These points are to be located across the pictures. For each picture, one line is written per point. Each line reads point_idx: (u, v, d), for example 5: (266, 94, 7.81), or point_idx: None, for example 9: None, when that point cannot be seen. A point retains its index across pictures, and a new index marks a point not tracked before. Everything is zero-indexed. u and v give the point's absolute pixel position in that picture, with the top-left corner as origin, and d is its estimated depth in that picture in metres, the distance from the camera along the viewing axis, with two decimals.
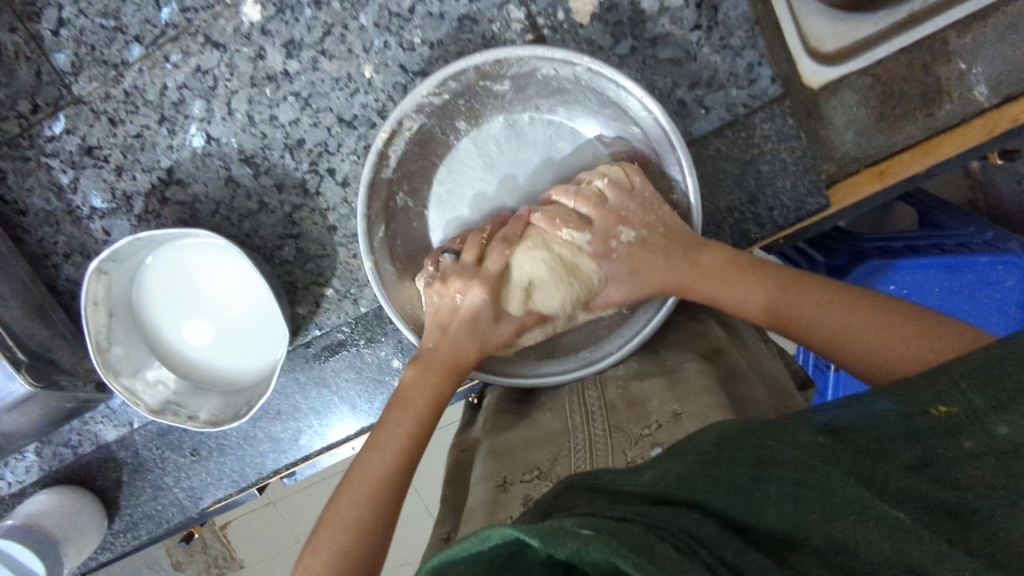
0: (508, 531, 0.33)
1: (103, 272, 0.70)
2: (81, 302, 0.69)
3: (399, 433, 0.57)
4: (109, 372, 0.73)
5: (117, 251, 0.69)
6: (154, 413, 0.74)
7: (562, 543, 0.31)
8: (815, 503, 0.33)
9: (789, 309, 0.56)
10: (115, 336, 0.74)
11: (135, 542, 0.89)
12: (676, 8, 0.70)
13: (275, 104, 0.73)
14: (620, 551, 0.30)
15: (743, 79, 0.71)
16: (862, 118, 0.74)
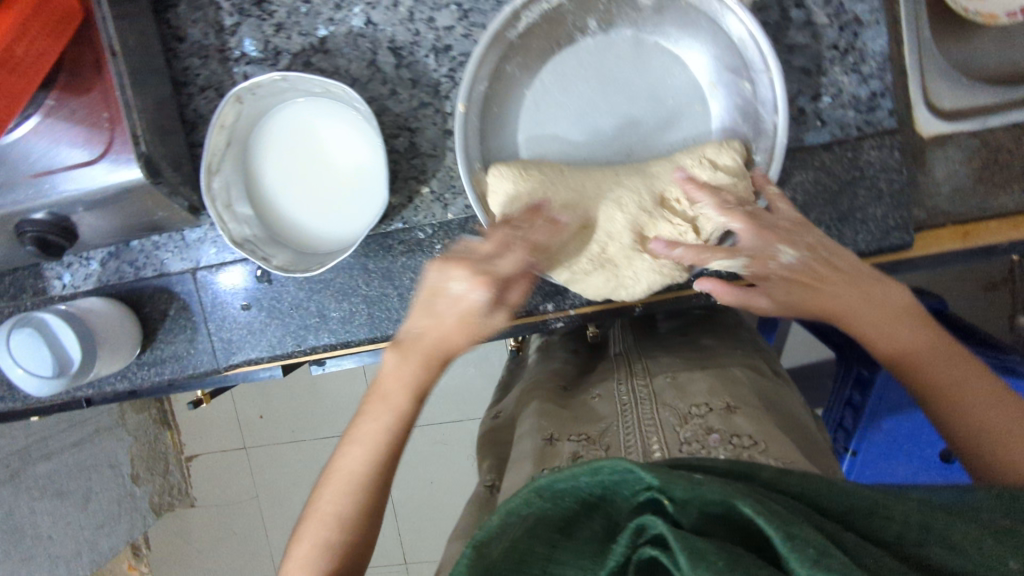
0: (622, 465, 0.41)
1: (240, 100, 0.76)
2: (213, 118, 0.74)
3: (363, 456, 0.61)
4: (209, 192, 0.77)
5: (261, 84, 0.75)
6: (236, 242, 0.77)
7: (679, 482, 0.39)
8: (869, 512, 0.40)
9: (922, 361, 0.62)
10: (225, 165, 0.79)
11: (155, 379, 0.91)
12: (820, 26, 0.76)
13: (437, 9, 0.79)
14: (736, 495, 0.37)
15: (863, 105, 0.76)
16: (962, 177, 0.78)
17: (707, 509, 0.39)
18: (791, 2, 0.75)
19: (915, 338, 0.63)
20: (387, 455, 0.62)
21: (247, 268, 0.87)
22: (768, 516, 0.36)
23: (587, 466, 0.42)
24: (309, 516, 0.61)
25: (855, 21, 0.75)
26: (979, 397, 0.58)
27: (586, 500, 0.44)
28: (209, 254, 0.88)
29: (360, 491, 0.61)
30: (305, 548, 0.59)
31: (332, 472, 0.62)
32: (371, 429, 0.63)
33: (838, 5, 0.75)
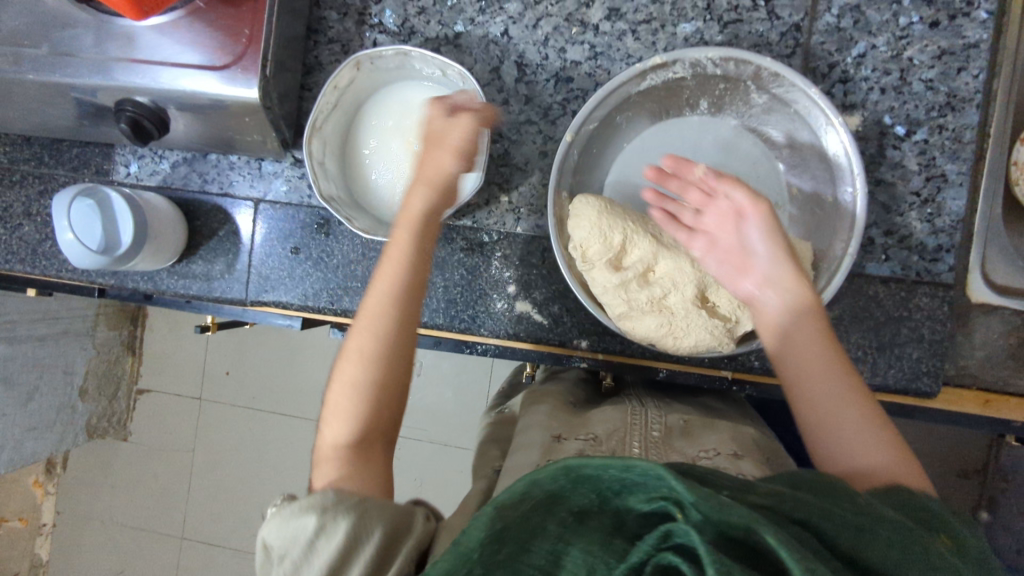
0: (654, 469, 0.42)
1: (358, 65, 0.77)
2: (329, 76, 0.75)
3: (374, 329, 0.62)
4: (311, 144, 0.78)
5: (381, 54, 0.77)
6: (326, 199, 0.78)
7: (704, 497, 0.40)
8: (852, 527, 0.42)
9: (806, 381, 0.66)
10: (326, 124, 0.80)
11: (180, 291, 0.90)
12: (909, 172, 0.81)
13: (571, 42, 0.84)
14: (756, 519, 0.39)
15: (927, 253, 0.80)
16: (997, 348, 0.82)
17: (729, 530, 0.40)
18: (890, 143, 0.81)
19: (800, 346, 0.68)
20: (405, 275, 0.64)
21: (308, 216, 0.88)
22: (789, 547, 0.37)
23: (620, 459, 0.43)
24: (342, 357, 0.63)
25: (941, 177, 0.80)
26: (856, 428, 0.62)
27: (602, 492, 0.47)
28: (279, 190, 0.89)
29: (382, 317, 0.62)
30: (329, 414, 0.61)
31: (364, 306, 0.64)
32: (390, 249, 0.65)
33: (930, 158, 0.80)
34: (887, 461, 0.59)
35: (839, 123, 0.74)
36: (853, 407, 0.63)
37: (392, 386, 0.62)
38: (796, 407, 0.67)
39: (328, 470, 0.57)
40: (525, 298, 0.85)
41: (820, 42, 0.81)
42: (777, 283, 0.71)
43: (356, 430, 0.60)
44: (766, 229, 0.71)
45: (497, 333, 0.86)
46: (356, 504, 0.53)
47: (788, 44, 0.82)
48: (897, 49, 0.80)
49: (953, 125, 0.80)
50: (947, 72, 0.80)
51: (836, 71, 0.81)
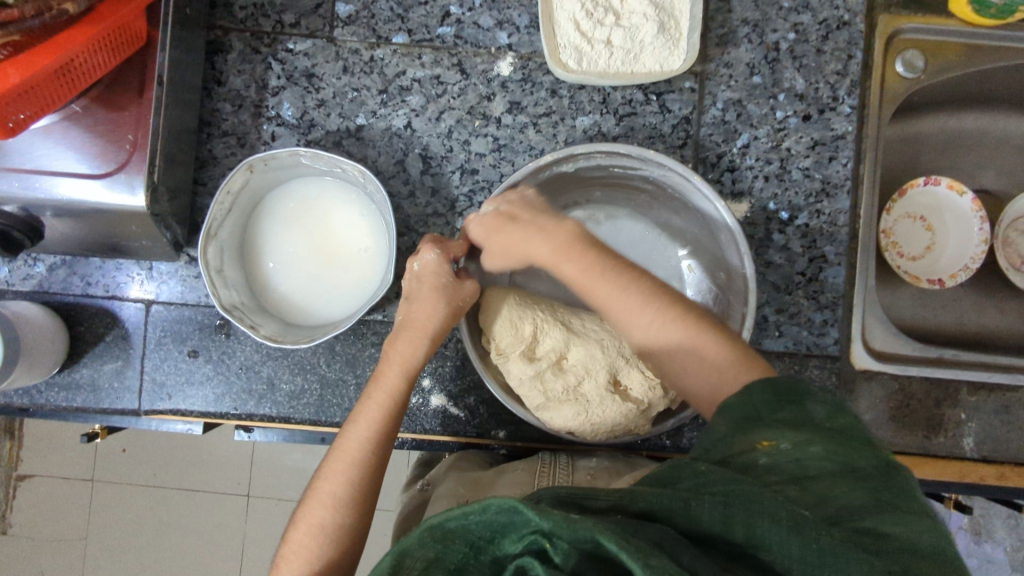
0: (507, 502, 0.44)
1: (252, 167, 0.75)
2: (223, 183, 0.73)
3: (354, 438, 0.66)
4: (206, 254, 0.75)
5: (276, 156, 0.75)
6: (226, 310, 0.74)
7: (548, 514, 0.42)
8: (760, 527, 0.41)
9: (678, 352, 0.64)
10: (223, 230, 0.78)
11: (62, 404, 0.83)
12: (794, 253, 0.87)
13: (475, 134, 0.85)
14: (605, 531, 0.40)
15: (814, 328, 0.87)
16: (880, 411, 0.89)
17: (588, 548, 0.42)
18: (776, 227, 0.87)
19: (647, 329, 0.65)
20: (388, 417, 0.68)
21: (207, 317, 0.83)
22: (628, 548, 0.39)
23: (476, 505, 0.46)
24: (310, 499, 0.63)
25: (822, 257, 0.87)
26: (680, 355, 0.64)
27: (471, 539, 0.48)
28: (174, 290, 0.84)
29: (360, 467, 0.64)
30: (288, 554, 0.61)
31: (336, 450, 0.66)
32: (371, 409, 0.68)
33: (812, 240, 0.87)
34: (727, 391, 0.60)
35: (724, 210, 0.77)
36: (671, 326, 0.64)
37: (364, 526, 0.64)
38: (651, 352, 0.67)
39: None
40: (440, 391, 0.85)
41: (708, 133, 0.87)
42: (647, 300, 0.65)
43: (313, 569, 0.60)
44: (580, 266, 0.68)
45: (412, 428, 0.85)
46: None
47: (679, 135, 0.87)
48: (776, 140, 0.87)
49: (829, 209, 0.87)
50: (820, 160, 0.87)
51: (725, 159, 0.86)
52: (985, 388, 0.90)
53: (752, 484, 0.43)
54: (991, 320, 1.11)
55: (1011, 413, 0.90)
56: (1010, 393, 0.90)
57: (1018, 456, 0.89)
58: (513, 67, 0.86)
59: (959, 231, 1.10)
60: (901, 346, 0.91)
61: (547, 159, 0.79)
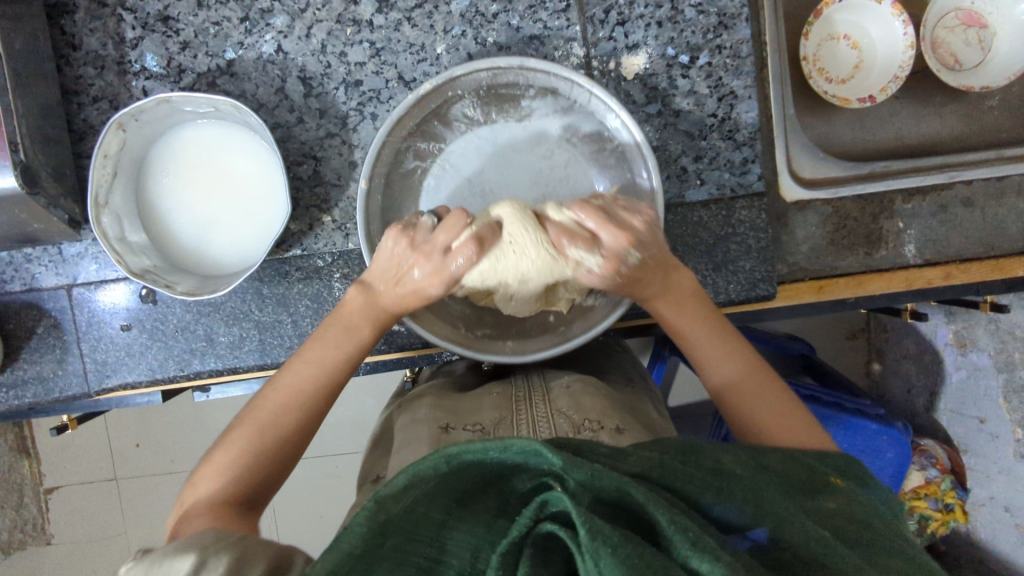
0: (530, 445, 0.43)
1: (123, 126, 0.73)
2: (95, 148, 0.71)
3: (308, 363, 0.69)
4: (97, 223, 0.73)
5: (144, 108, 0.72)
6: (134, 274, 0.73)
7: (581, 467, 0.41)
8: (772, 513, 0.45)
9: (728, 391, 0.69)
10: (112, 196, 0.76)
11: (12, 403, 0.82)
12: (701, 95, 0.84)
13: (349, 44, 0.81)
14: (629, 482, 0.41)
15: (736, 168, 0.84)
16: (817, 237, 0.88)
17: (602, 493, 0.43)
18: (677, 72, 0.83)
19: (746, 392, 0.68)
20: (338, 364, 0.70)
21: (130, 288, 0.83)
22: (655, 502, 0.40)
23: (497, 440, 0.44)
24: (258, 407, 0.66)
25: (732, 93, 0.84)
26: (782, 423, 0.65)
27: (483, 475, 0.46)
28: (90, 270, 0.83)
29: (304, 403, 0.67)
30: (223, 452, 0.63)
31: (288, 372, 0.68)
32: (320, 350, 0.70)
33: (717, 78, 0.83)
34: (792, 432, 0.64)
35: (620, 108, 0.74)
36: (775, 400, 0.67)
37: (295, 450, 0.66)
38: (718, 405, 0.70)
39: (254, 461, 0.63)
40: None
41: None
42: (714, 356, 0.71)
43: (224, 488, 0.60)
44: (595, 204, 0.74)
45: None
46: (234, 540, 0.50)
47: None
48: None
49: (730, 42, 0.83)
50: None
51: (613, 14, 0.82)
52: (919, 192, 0.88)
53: (757, 483, 0.47)
54: (930, 128, 1.08)
55: (948, 212, 0.88)
56: (946, 192, 0.89)
57: (961, 253, 0.89)
58: None
59: (887, 43, 1.06)
60: (830, 170, 0.90)
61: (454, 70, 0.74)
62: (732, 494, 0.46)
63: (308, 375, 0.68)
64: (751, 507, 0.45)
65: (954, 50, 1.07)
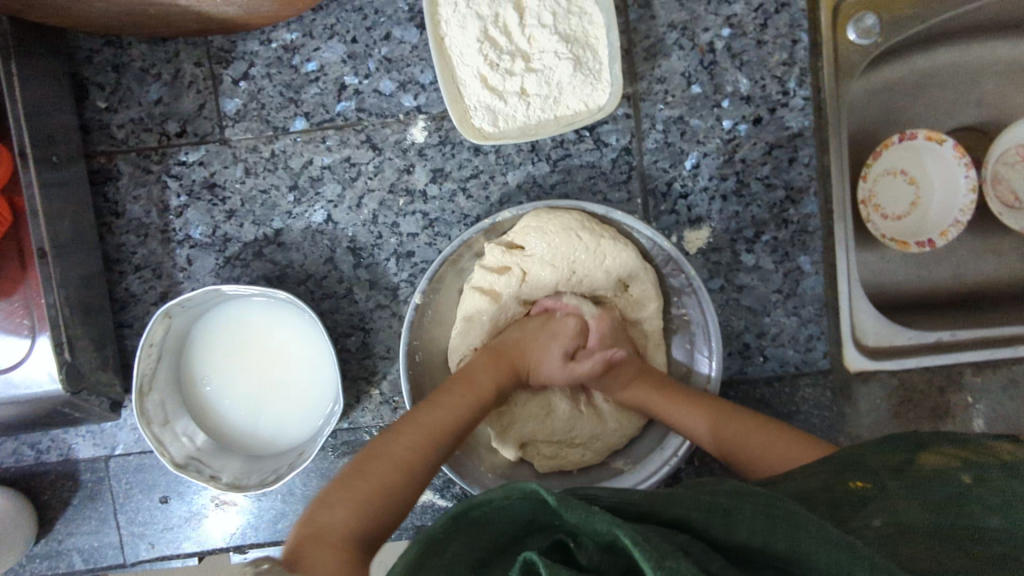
0: (527, 488, 0.44)
1: (170, 315, 0.70)
2: (141, 343, 0.68)
3: (390, 467, 0.57)
4: (142, 416, 0.70)
5: (192, 298, 0.70)
6: (179, 468, 0.70)
7: (573, 508, 0.40)
8: (786, 536, 0.39)
9: (723, 442, 0.65)
10: (157, 381, 0.73)
11: (49, 572, 0.81)
12: (767, 270, 0.80)
13: (402, 214, 0.78)
14: (620, 524, 0.38)
15: (800, 345, 0.81)
16: (882, 409, 0.84)
17: (602, 538, 0.41)
18: (742, 247, 0.79)
19: (730, 435, 0.64)
20: (428, 450, 0.60)
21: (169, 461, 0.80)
22: (641, 543, 0.36)
23: (501, 488, 0.45)
24: (346, 481, 0.56)
25: (798, 269, 0.80)
26: (780, 457, 0.61)
27: (499, 538, 0.47)
28: (128, 441, 0.80)
29: (402, 475, 0.57)
30: (297, 554, 0.50)
31: (381, 450, 0.58)
32: (402, 443, 0.59)
33: (783, 253, 0.79)
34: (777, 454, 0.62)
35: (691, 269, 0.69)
36: (771, 433, 0.63)
37: (413, 486, 0.58)
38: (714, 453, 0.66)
39: (327, 561, 0.49)
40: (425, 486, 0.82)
41: (652, 161, 0.78)
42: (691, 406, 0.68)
43: (360, 519, 0.53)
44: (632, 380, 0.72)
45: (405, 527, 0.83)
46: None
47: (622, 169, 0.78)
48: (728, 153, 0.78)
49: (797, 217, 0.79)
50: (779, 165, 0.79)
51: (675, 185, 0.79)
52: (988, 366, 0.85)
53: (772, 505, 0.41)
54: None
55: (1019, 386, 0.85)
56: (1016, 366, 0.85)
57: None
58: (427, 131, 0.77)
59: (946, 184, 1.00)
60: (897, 338, 0.85)
61: (505, 216, 0.72)
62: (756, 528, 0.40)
63: (406, 450, 0.59)
64: (764, 534, 0.40)
65: (1015, 187, 0.99)
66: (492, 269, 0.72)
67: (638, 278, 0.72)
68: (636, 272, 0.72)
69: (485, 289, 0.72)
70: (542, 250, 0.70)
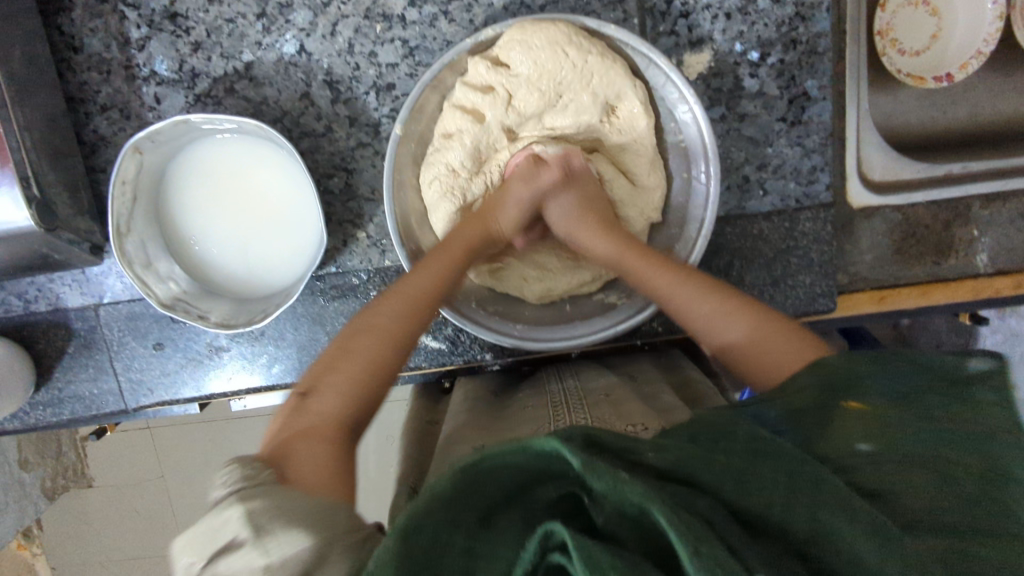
0: (549, 444, 0.35)
1: (139, 149, 0.67)
2: (111, 177, 0.65)
3: (358, 358, 0.56)
4: (123, 256, 0.69)
5: (160, 128, 0.66)
6: (165, 307, 0.70)
7: (600, 476, 0.34)
8: (801, 501, 0.33)
9: (739, 334, 0.57)
10: (134, 222, 0.71)
11: (52, 419, 0.82)
12: (770, 96, 0.75)
13: (380, 42, 0.73)
14: (652, 496, 0.32)
15: (803, 177, 0.77)
16: (883, 245, 0.82)
17: (623, 507, 0.34)
18: (745, 71, 0.74)
19: (744, 320, 0.58)
20: (398, 332, 0.59)
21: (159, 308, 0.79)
22: (678, 528, 0.31)
23: (521, 443, 0.36)
24: (317, 388, 0.55)
25: (804, 94, 0.75)
26: (788, 354, 0.54)
27: (502, 490, 0.38)
28: (117, 288, 0.80)
29: (371, 368, 0.56)
30: (278, 458, 0.49)
31: (348, 349, 0.57)
32: (367, 342, 0.57)
33: (789, 76, 0.74)
34: (792, 346, 0.55)
35: (693, 94, 0.65)
36: (775, 322, 0.57)
37: (386, 375, 0.57)
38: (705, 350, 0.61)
39: (313, 456, 0.50)
40: None
41: None
42: (700, 295, 0.60)
43: (338, 413, 0.53)
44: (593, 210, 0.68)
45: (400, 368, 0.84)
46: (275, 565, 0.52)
47: None
48: None
49: (805, 35, 0.73)
50: None
51: (675, 4, 0.73)
52: (998, 198, 0.82)
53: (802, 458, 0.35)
54: None
55: None
56: None
57: None
58: None
59: (971, 15, 0.93)
60: (903, 171, 0.82)
61: (488, 33, 0.65)
62: (770, 481, 0.34)
63: (374, 349, 0.57)
64: (782, 492, 0.34)
65: None
66: (475, 89, 0.67)
67: (627, 96, 0.67)
68: (623, 90, 0.67)
69: (467, 110, 0.68)
70: (528, 68, 0.65)
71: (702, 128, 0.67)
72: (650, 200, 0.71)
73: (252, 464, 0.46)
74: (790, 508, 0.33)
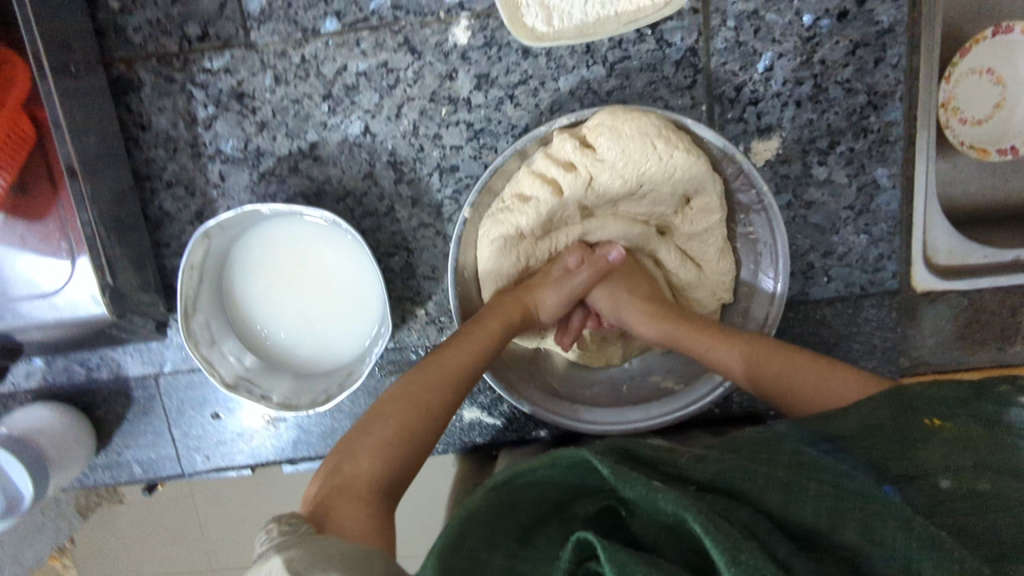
0: (580, 459, 0.44)
1: (207, 235, 0.67)
2: (181, 264, 0.66)
3: (405, 406, 0.57)
4: (191, 339, 0.69)
5: (228, 218, 0.66)
6: (229, 388, 0.70)
7: (633, 485, 0.40)
8: (839, 513, 0.38)
9: (785, 385, 0.57)
10: (200, 302, 0.72)
11: (113, 480, 0.85)
12: (839, 184, 0.74)
13: (445, 125, 0.72)
14: (686, 505, 0.37)
15: (869, 265, 0.76)
16: (946, 331, 0.80)
17: (659, 518, 0.40)
18: (814, 159, 0.73)
19: (800, 377, 0.57)
20: (451, 385, 0.60)
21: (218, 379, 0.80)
22: (714, 535, 0.36)
23: (546, 457, 0.45)
24: (362, 429, 0.57)
25: (873, 182, 0.73)
26: (838, 386, 0.55)
27: (542, 506, 0.47)
28: (175, 359, 0.80)
29: (426, 414, 0.58)
30: (331, 487, 0.53)
31: (402, 392, 0.59)
32: (420, 385, 0.59)
33: (860, 165, 0.73)
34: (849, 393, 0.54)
35: (768, 193, 0.63)
36: (840, 375, 0.55)
37: (438, 423, 0.59)
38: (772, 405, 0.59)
39: (352, 512, 0.51)
40: (471, 405, 0.83)
41: (721, 63, 0.70)
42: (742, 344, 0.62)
43: (382, 465, 0.54)
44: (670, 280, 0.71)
45: (454, 442, 0.85)
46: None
47: (686, 73, 0.71)
48: (807, 53, 0.70)
49: (878, 125, 0.72)
50: (864, 66, 0.70)
51: (745, 91, 0.71)
52: None
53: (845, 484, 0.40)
54: None
55: None
56: None
57: None
58: (471, 31, 0.70)
59: None
60: (971, 257, 0.78)
61: (562, 122, 0.65)
62: (807, 495, 0.39)
63: (427, 389, 0.59)
64: (822, 512, 0.38)
65: None
66: (558, 164, 0.65)
67: (703, 189, 0.66)
68: (700, 185, 0.65)
69: (546, 181, 0.65)
70: (615, 154, 0.63)
71: (772, 223, 0.65)
72: (721, 281, 0.71)
73: (288, 521, 0.47)
74: (824, 522, 0.38)
